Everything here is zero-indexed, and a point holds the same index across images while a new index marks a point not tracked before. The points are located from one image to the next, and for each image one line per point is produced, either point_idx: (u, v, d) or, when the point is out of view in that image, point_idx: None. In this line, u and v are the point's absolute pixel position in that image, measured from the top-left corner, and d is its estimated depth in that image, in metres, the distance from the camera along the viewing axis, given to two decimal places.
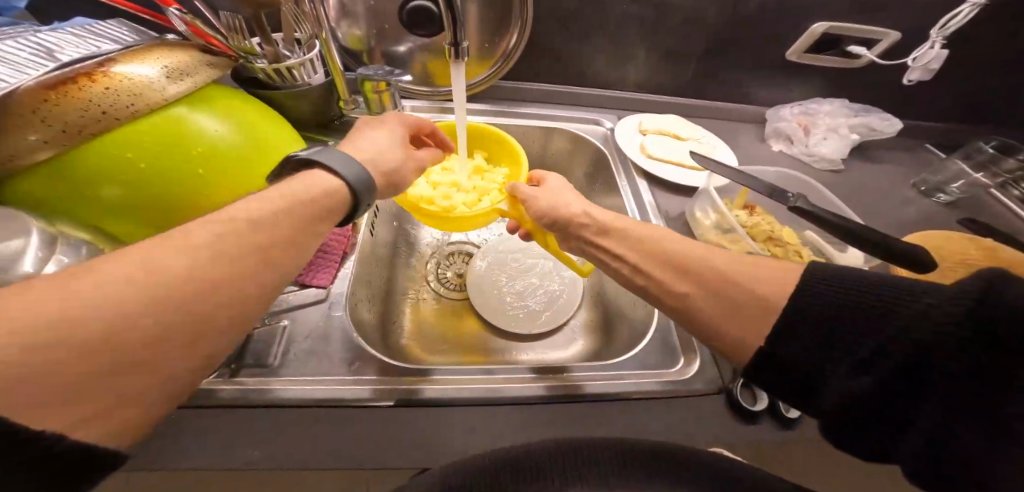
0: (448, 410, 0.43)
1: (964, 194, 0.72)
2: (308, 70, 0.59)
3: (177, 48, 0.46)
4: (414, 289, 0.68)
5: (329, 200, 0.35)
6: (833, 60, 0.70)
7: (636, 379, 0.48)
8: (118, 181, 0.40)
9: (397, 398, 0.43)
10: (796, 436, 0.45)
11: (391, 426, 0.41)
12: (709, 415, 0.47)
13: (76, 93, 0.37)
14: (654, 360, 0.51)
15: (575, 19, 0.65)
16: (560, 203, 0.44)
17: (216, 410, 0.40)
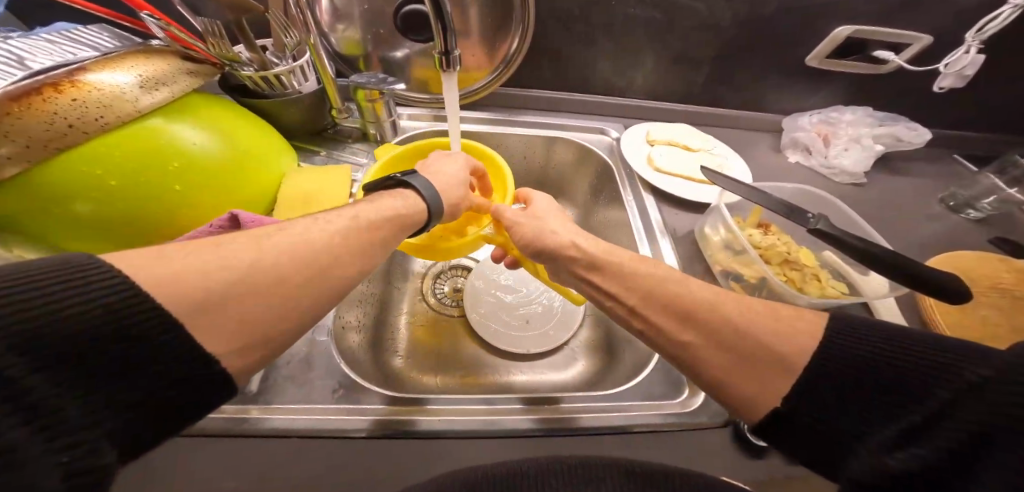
0: (426, 446, 0.40)
1: (998, 210, 0.67)
2: (298, 77, 0.56)
3: (155, 54, 0.43)
4: (409, 305, 0.66)
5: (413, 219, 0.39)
6: (857, 66, 0.65)
7: (638, 413, 0.45)
8: (88, 198, 0.38)
9: (374, 429, 0.40)
10: (812, 480, 0.41)
11: (363, 461, 0.38)
12: (714, 454, 0.42)
13: (40, 106, 0.34)
14: (658, 389, 0.47)
15: (579, 23, 0.61)
16: (547, 232, 0.42)
17: (182, 441, 0.37)
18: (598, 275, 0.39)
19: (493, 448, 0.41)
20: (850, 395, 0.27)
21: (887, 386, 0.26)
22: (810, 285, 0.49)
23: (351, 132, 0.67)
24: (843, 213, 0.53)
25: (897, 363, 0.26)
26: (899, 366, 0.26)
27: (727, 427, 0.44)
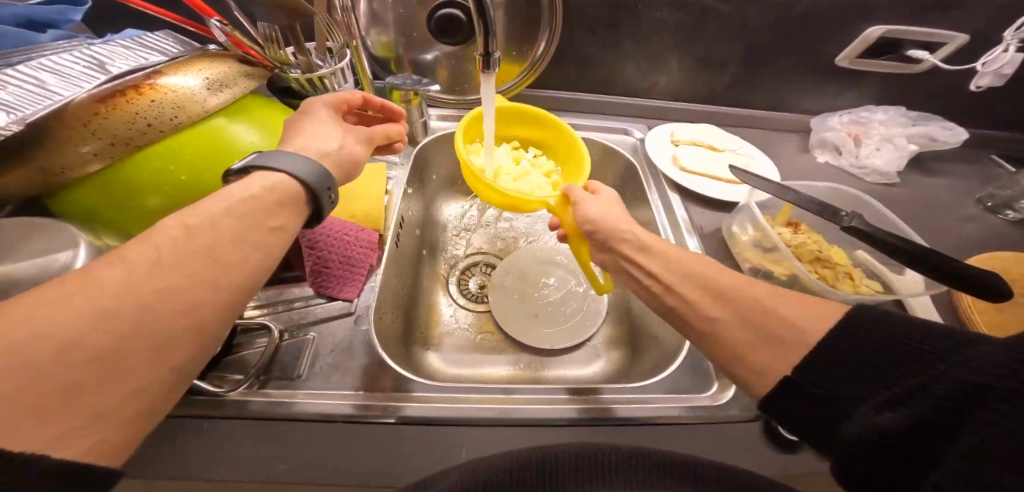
0: (460, 429, 0.41)
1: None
2: (339, 79, 0.58)
3: (217, 60, 0.47)
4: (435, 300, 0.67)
5: (278, 195, 0.33)
6: (890, 66, 0.65)
7: (670, 409, 0.45)
8: (161, 192, 0.41)
9: (398, 416, 0.41)
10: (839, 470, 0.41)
11: (397, 444, 0.39)
12: (745, 446, 0.43)
13: (124, 106, 0.38)
14: (686, 383, 0.48)
15: (608, 25, 0.62)
16: (610, 213, 0.43)
17: (238, 422, 0.38)
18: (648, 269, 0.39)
19: (526, 434, 0.42)
20: (849, 378, 0.26)
21: (887, 364, 0.25)
22: (842, 283, 0.49)
23: None
24: (876, 211, 0.53)
25: (905, 355, 0.24)
26: (904, 353, 0.24)
27: (756, 420, 0.44)
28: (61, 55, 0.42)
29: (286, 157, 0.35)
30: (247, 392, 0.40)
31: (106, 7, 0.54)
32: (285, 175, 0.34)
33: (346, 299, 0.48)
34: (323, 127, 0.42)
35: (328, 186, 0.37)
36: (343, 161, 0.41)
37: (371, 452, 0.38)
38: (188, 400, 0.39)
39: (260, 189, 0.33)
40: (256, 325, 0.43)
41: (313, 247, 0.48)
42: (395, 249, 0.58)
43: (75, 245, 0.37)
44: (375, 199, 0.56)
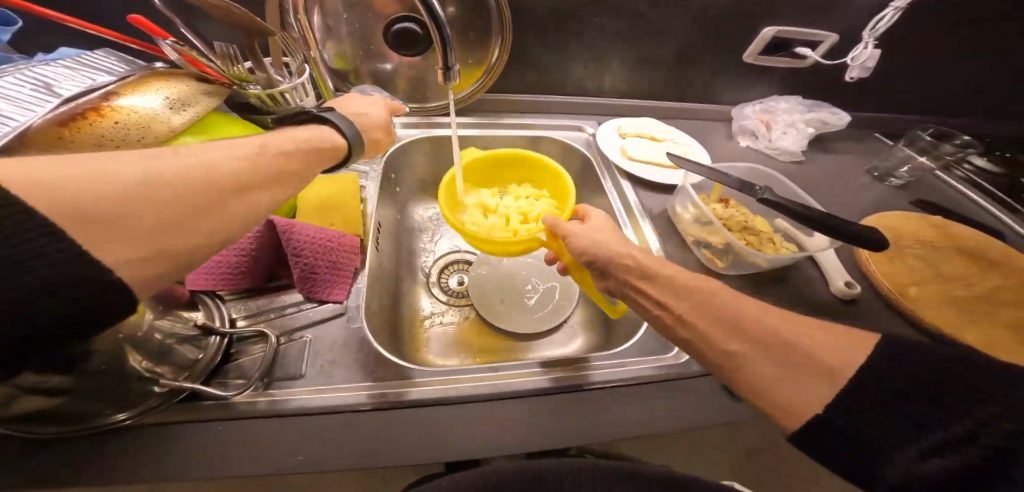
0: (440, 408, 0.45)
1: (912, 178, 0.80)
2: (300, 94, 0.57)
3: (176, 78, 0.47)
4: (418, 302, 0.69)
5: (328, 147, 0.41)
6: (783, 61, 0.76)
7: (641, 370, 0.51)
8: None
9: (386, 402, 0.44)
10: None
11: (390, 429, 0.42)
12: (706, 396, 0.50)
13: (87, 128, 0.38)
14: (652, 347, 0.55)
15: (553, 31, 0.68)
16: (601, 242, 0.44)
17: (250, 421, 0.40)
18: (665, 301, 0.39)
19: (511, 407, 0.46)
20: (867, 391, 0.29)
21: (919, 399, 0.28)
22: (766, 247, 0.58)
23: None
24: (784, 184, 0.63)
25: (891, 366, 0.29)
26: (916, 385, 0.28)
27: (713, 375, 0.52)
28: (4, 78, 0.40)
29: (341, 120, 0.44)
30: (249, 394, 0.41)
31: (33, 24, 0.51)
32: (335, 130, 0.42)
33: (336, 300, 0.50)
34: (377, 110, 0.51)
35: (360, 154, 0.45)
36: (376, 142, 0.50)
37: (366, 437, 0.41)
38: (190, 405, 0.39)
39: (320, 138, 0.40)
40: (249, 332, 0.44)
41: (297, 254, 0.48)
42: (374, 254, 0.60)
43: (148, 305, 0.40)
44: (353, 205, 0.57)
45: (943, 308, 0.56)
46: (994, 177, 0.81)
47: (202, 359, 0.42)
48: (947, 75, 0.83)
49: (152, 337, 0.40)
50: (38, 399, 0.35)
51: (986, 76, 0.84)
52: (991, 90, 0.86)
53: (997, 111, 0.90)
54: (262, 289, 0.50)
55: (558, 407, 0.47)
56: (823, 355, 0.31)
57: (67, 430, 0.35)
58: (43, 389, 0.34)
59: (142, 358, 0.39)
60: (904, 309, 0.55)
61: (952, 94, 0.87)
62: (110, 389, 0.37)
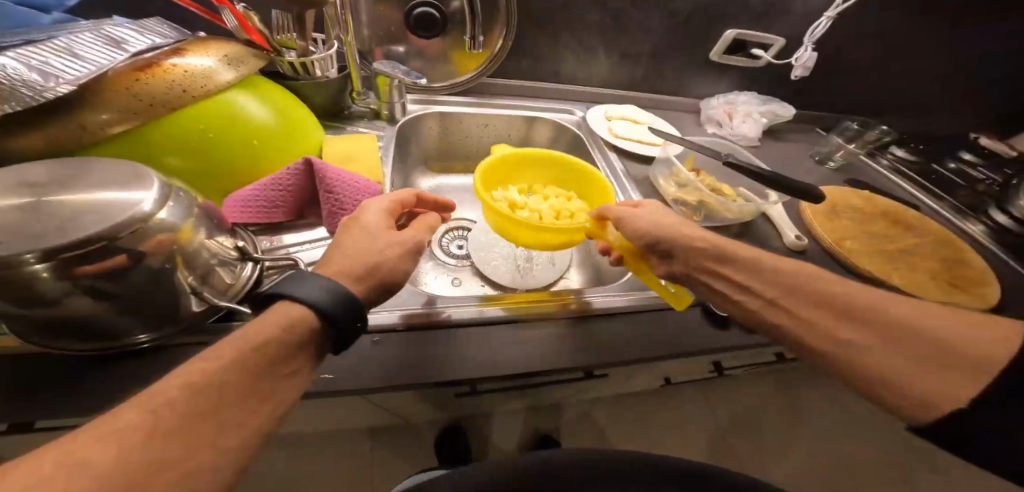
0: (448, 330, 0.49)
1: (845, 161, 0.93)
2: (326, 64, 0.64)
3: (224, 42, 0.51)
4: (422, 260, 0.74)
5: (296, 335, 0.29)
6: (740, 61, 0.90)
7: (627, 300, 0.54)
8: (179, 153, 0.45)
9: (399, 325, 0.48)
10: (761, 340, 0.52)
11: (410, 346, 0.46)
12: (690, 325, 0.53)
13: (160, 73, 0.42)
14: (639, 285, 0.58)
15: (548, 24, 0.79)
16: (653, 231, 0.44)
17: None
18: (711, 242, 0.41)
19: (511, 331, 0.50)
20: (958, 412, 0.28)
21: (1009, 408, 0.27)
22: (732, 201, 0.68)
23: (362, 114, 0.73)
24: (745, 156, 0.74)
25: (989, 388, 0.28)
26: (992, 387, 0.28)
27: (696, 307, 0.54)
28: (82, 35, 0.43)
29: (308, 282, 0.31)
30: None
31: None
32: (303, 310, 0.30)
33: None
34: (371, 225, 0.38)
35: (354, 317, 0.31)
36: (380, 274, 0.35)
37: (389, 354, 0.45)
38: (225, 326, 0.40)
39: (276, 330, 0.28)
40: (277, 261, 0.43)
41: (330, 190, 0.48)
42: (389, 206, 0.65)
43: (146, 187, 0.33)
44: (369, 159, 0.60)
45: (872, 258, 0.64)
46: (912, 164, 0.95)
47: (233, 287, 0.40)
48: (871, 79, 0.99)
49: (202, 254, 0.37)
50: (86, 303, 0.31)
51: (900, 80, 1.01)
52: (905, 92, 1.04)
53: (909, 111, 1.08)
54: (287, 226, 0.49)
55: (552, 331, 0.50)
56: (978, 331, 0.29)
57: (96, 345, 0.35)
58: (94, 290, 0.31)
59: (189, 276, 0.36)
60: (841, 257, 0.64)
61: (877, 94, 1.03)
62: (153, 303, 0.34)
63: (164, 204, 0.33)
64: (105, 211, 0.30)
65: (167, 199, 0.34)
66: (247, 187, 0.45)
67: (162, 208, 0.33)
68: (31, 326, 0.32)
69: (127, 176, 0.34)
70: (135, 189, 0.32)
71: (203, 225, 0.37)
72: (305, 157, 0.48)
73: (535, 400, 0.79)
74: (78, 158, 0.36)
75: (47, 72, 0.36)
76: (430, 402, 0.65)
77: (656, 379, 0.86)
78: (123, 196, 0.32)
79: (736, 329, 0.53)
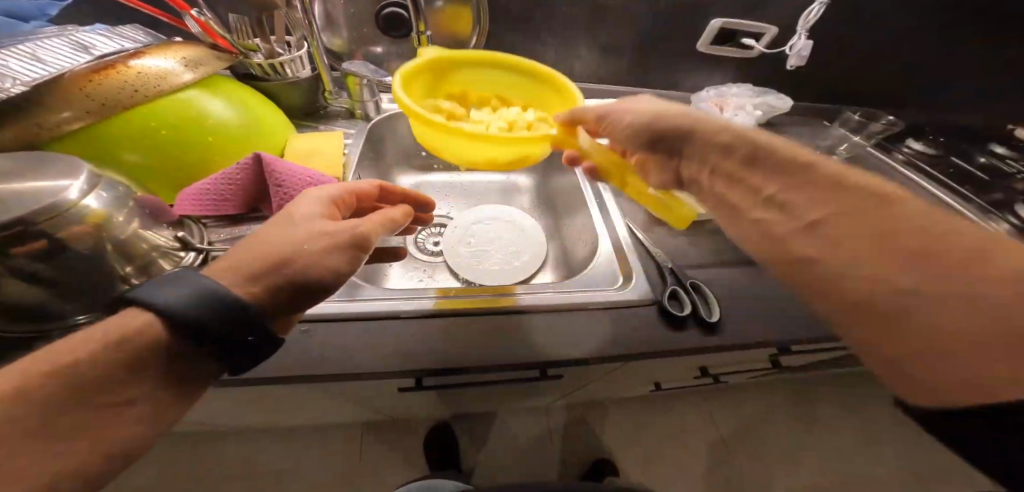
0: (385, 320, 0.47)
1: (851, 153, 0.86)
2: (296, 65, 0.65)
3: (190, 46, 0.54)
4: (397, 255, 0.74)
5: (144, 338, 0.27)
6: (732, 51, 0.85)
7: (579, 295, 0.51)
8: (134, 150, 0.47)
9: (328, 314, 0.46)
10: (721, 342, 0.48)
11: (340, 336, 0.45)
12: (645, 324, 0.49)
13: (113, 75, 0.44)
14: (597, 281, 0.54)
15: (524, 20, 0.78)
16: None
17: None
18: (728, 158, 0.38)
19: (451, 323, 0.48)
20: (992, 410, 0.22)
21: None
22: None
23: (339, 113, 0.74)
24: None
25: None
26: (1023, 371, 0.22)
27: (655, 306, 0.50)
28: (49, 40, 0.46)
29: (179, 284, 0.28)
30: None
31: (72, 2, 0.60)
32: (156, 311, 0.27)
33: None
34: (305, 213, 0.38)
35: (228, 320, 0.28)
36: (300, 260, 0.34)
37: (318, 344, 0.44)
38: None
39: (118, 337, 0.26)
40: (224, 252, 0.44)
41: (279, 185, 0.48)
42: None
43: (71, 175, 0.34)
44: (333, 155, 0.60)
45: None
46: (931, 158, 0.87)
47: (173, 272, 0.41)
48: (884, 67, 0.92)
49: (139, 245, 0.39)
50: (16, 288, 0.33)
51: (916, 67, 0.93)
52: (923, 80, 0.96)
53: (929, 103, 1.00)
54: (240, 219, 0.50)
55: (494, 326, 0.48)
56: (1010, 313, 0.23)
57: (37, 326, 0.36)
58: (21, 276, 0.32)
59: (125, 266, 0.38)
60: None
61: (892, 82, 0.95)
62: (87, 290, 0.36)
63: (90, 192, 0.35)
64: (22, 199, 0.31)
65: (97, 183, 0.36)
66: (200, 182, 0.47)
67: (87, 197, 0.35)
68: None
69: (59, 165, 0.36)
70: (55, 179, 0.33)
71: (136, 214, 0.39)
72: (257, 152, 0.48)
73: (509, 401, 0.77)
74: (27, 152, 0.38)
75: (6, 76, 0.38)
76: (393, 398, 0.65)
77: (639, 382, 0.83)
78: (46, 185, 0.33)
79: (694, 330, 0.48)
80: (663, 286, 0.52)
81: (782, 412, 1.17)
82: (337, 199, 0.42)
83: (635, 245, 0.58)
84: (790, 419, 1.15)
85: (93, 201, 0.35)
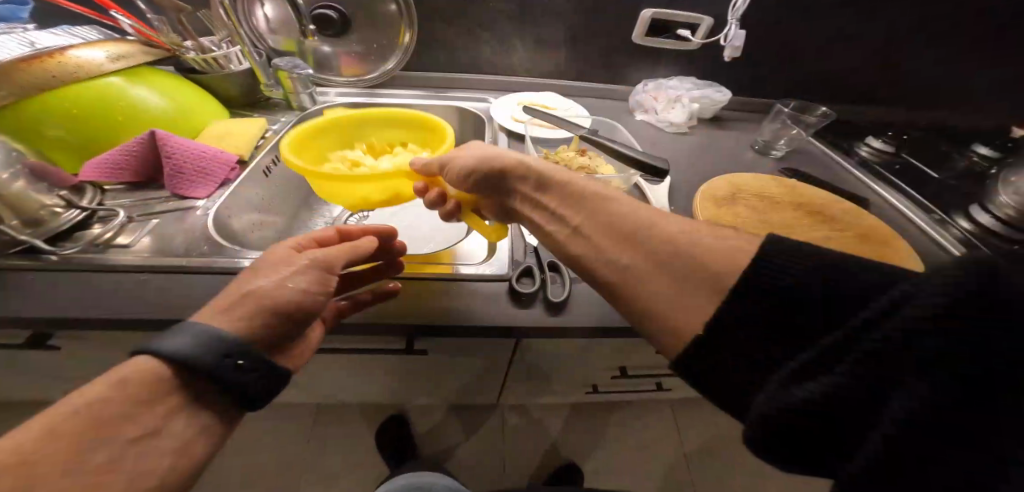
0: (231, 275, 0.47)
1: (789, 148, 0.82)
2: (230, 60, 0.74)
3: (123, 42, 0.62)
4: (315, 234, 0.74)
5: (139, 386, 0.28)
6: (670, 42, 0.83)
7: (435, 266, 0.51)
8: (55, 126, 0.55)
9: (175, 265, 0.46)
10: (567, 321, 0.47)
11: (179, 287, 0.45)
12: (493, 298, 0.48)
13: (37, 63, 0.51)
14: (466, 256, 0.54)
15: (452, 15, 0.80)
16: None
17: (69, 275, 0.44)
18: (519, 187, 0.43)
19: None
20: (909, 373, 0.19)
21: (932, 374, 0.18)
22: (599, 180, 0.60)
23: (277, 103, 0.81)
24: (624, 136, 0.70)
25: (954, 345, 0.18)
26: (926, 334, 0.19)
27: (506, 282, 0.50)
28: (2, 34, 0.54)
29: (175, 336, 0.29)
30: (75, 252, 0.46)
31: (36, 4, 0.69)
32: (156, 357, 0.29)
33: (196, 198, 0.57)
34: (269, 262, 0.36)
35: (228, 352, 0.29)
36: (279, 303, 0.33)
37: (156, 292, 0.44)
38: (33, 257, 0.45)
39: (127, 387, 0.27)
40: (107, 210, 0.51)
41: (170, 156, 0.56)
42: (264, 173, 0.67)
43: None
44: (242, 136, 0.66)
45: None
46: (880, 161, 0.80)
47: (53, 221, 0.47)
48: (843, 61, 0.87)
49: (30, 201, 0.45)
50: None
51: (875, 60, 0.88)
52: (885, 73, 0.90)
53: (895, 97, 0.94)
54: (141, 185, 0.58)
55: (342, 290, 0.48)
56: (721, 254, 0.31)
57: None
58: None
59: (13, 218, 0.44)
60: None
61: (850, 75, 0.90)
62: None
63: None
64: None
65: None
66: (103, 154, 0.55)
67: None
68: None
69: None
70: None
71: (27, 174, 0.45)
72: (152, 131, 0.55)
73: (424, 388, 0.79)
74: None
75: None
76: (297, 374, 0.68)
77: (562, 382, 0.82)
78: None
79: (540, 308, 0.48)
80: (525, 264, 0.52)
81: (743, 427, 1.12)
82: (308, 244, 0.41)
83: (515, 225, 0.57)
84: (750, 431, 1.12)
85: None
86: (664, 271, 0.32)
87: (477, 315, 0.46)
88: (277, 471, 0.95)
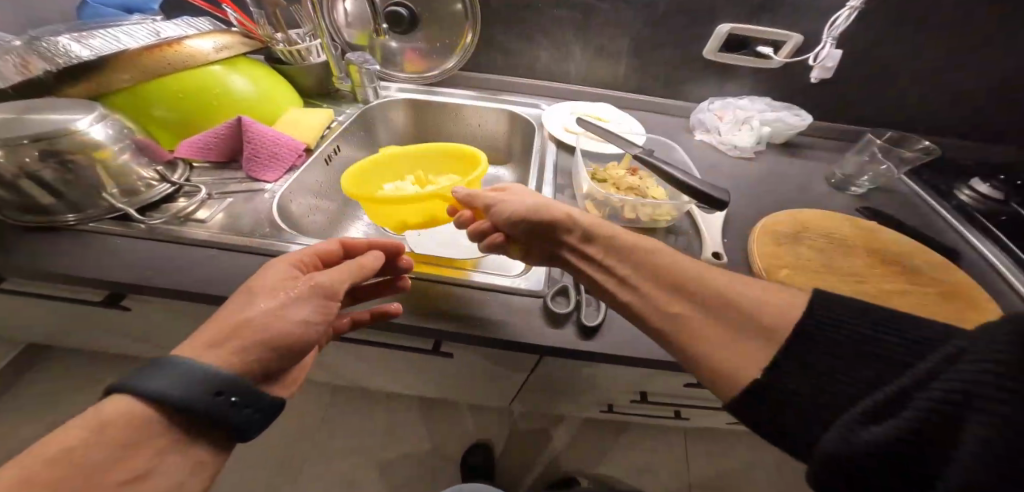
0: None
1: (873, 185, 0.73)
2: (312, 52, 0.80)
3: (227, 32, 0.68)
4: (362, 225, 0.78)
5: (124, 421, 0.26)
6: (747, 60, 0.77)
7: (472, 273, 0.51)
8: (159, 106, 0.63)
9: (240, 245, 0.51)
10: (599, 348, 0.45)
11: (239, 265, 0.49)
12: (525, 312, 0.48)
13: (158, 52, 0.60)
14: (501, 266, 0.54)
15: (517, 20, 0.81)
16: None
17: (153, 242, 0.50)
18: (565, 240, 0.45)
19: None
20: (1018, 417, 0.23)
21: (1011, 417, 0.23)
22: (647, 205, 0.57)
23: (344, 96, 0.85)
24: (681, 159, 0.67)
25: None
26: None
27: (540, 299, 0.49)
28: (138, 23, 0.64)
29: (164, 372, 0.27)
30: (161, 223, 0.52)
31: None
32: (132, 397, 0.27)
33: (265, 181, 0.62)
34: (269, 279, 0.36)
35: (220, 388, 0.28)
36: (263, 327, 0.32)
37: (219, 269, 0.48)
38: (124, 224, 0.52)
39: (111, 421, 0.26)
40: (190, 187, 0.57)
41: (249, 141, 0.61)
42: (326, 163, 0.72)
43: (89, 113, 0.50)
44: (312, 127, 0.70)
45: None
46: (986, 210, 0.69)
47: (146, 193, 0.54)
48: (944, 92, 0.78)
49: (127, 172, 0.52)
50: (30, 186, 0.47)
51: (990, 93, 0.77)
52: (1000, 107, 0.79)
53: (1006, 135, 0.83)
54: (223, 166, 0.64)
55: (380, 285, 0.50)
56: (756, 300, 0.35)
57: (42, 219, 0.50)
58: (35, 178, 0.47)
59: (113, 186, 0.51)
60: None
61: (952, 108, 0.80)
62: (76, 199, 0.50)
63: (99, 127, 0.49)
64: (50, 124, 0.46)
65: (106, 120, 0.51)
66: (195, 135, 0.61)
67: (95, 129, 0.49)
68: (10, 196, 0.48)
69: (87, 106, 0.51)
70: (77, 114, 0.49)
71: (129, 149, 0.53)
72: (240, 116, 0.61)
73: (444, 383, 0.81)
74: (84, 100, 0.54)
75: (93, 50, 0.56)
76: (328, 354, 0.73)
77: (579, 400, 0.82)
78: (69, 118, 0.48)
79: (571, 331, 0.46)
80: (560, 283, 0.51)
81: (761, 469, 1.08)
82: (305, 266, 0.40)
83: None
84: (773, 478, 1.07)
85: (99, 132, 0.49)
86: (697, 300, 0.36)
87: (507, 329, 0.46)
88: (307, 435, 1.04)
